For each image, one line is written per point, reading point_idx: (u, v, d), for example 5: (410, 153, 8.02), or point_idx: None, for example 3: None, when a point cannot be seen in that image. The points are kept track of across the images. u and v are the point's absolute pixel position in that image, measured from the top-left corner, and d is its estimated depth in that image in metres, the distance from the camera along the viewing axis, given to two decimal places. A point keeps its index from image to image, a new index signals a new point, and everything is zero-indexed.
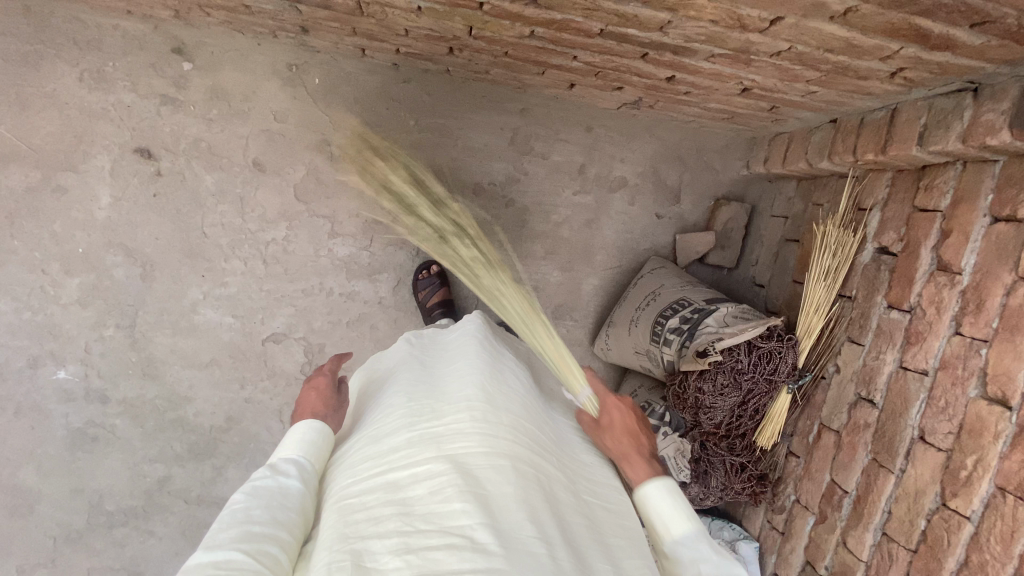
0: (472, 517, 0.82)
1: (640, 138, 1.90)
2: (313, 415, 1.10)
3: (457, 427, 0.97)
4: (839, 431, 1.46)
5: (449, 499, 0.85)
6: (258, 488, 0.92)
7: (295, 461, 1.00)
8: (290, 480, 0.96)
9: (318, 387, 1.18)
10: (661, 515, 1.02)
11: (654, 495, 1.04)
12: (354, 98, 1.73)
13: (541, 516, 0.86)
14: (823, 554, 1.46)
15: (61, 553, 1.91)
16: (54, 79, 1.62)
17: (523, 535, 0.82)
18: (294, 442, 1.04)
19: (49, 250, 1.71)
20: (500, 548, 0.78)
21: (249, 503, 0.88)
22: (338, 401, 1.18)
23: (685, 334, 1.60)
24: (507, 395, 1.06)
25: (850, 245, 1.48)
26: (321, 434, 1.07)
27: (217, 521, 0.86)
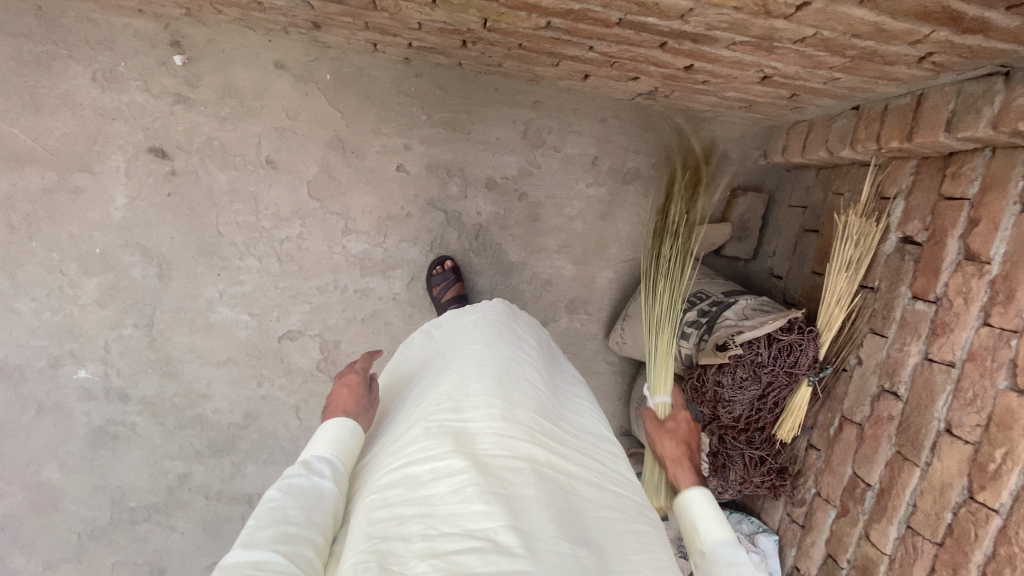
0: (496, 518, 0.78)
1: (655, 128, 1.87)
2: (344, 413, 1.07)
3: (476, 426, 0.95)
4: (861, 423, 1.44)
5: (471, 499, 0.81)
6: (294, 486, 0.89)
7: (328, 459, 0.98)
8: (324, 480, 0.93)
9: (350, 383, 1.14)
10: (700, 519, 1.05)
11: (698, 498, 1.08)
12: (365, 94, 1.72)
13: (565, 518, 0.83)
14: (845, 547, 1.44)
15: (85, 549, 1.94)
16: (68, 80, 1.63)
17: (548, 537, 0.79)
18: (326, 441, 1.01)
19: (66, 251, 1.72)
20: (525, 549, 0.75)
21: (286, 502, 0.86)
22: (370, 401, 1.14)
23: (704, 327, 1.58)
24: (524, 395, 1.05)
25: (873, 235, 1.45)
26: (352, 433, 1.04)
27: (252, 517, 0.83)
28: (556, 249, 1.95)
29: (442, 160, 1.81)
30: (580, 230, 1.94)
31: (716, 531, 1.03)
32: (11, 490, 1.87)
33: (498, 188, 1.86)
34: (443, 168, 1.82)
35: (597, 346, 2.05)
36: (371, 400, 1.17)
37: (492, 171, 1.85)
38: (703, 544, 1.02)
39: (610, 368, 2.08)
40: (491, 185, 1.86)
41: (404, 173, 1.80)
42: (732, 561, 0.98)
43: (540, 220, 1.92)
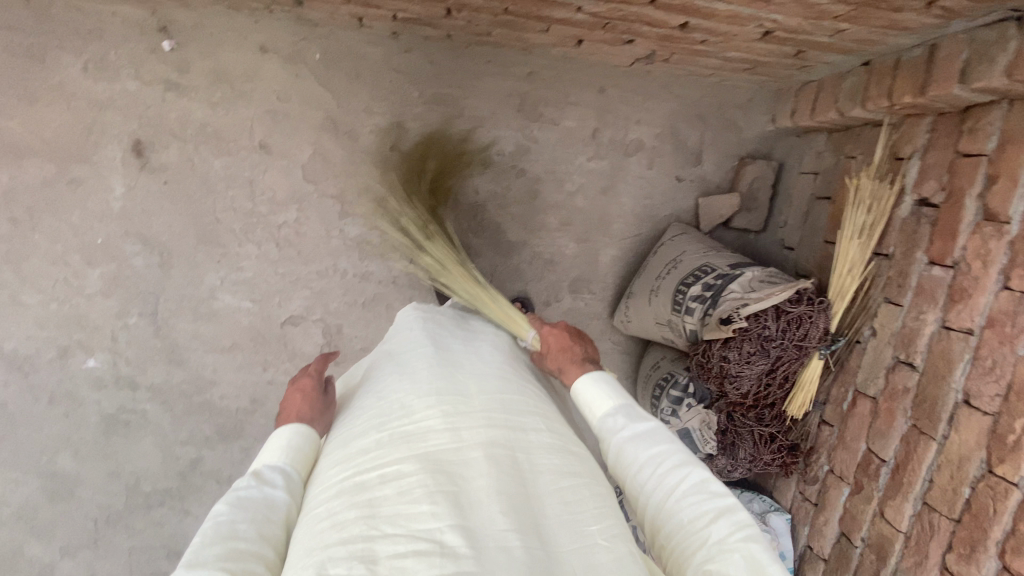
0: (441, 520, 0.85)
1: (656, 97, 1.80)
2: (298, 419, 1.13)
3: (426, 429, 1.01)
4: (876, 397, 1.38)
5: (417, 502, 0.88)
6: (243, 499, 0.94)
7: (280, 469, 1.03)
8: (275, 490, 0.99)
9: (303, 388, 1.22)
10: (592, 399, 1.20)
11: (586, 384, 1.23)
12: (356, 72, 1.69)
13: (512, 509, 0.90)
14: (859, 525, 1.39)
15: (104, 533, 2.00)
16: (60, 70, 1.63)
17: (492, 532, 0.86)
18: (278, 449, 1.06)
19: (69, 243, 1.75)
20: (468, 550, 0.82)
21: (234, 515, 0.91)
22: (324, 403, 1.21)
23: (708, 301, 1.52)
24: (476, 392, 1.11)
25: (886, 199, 1.37)
26: (305, 439, 1.10)
27: (198, 536, 0.87)
28: (557, 226, 1.91)
29: (437, 138, 1.77)
30: (581, 206, 1.89)
31: (605, 404, 1.18)
32: (29, 478, 1.93)
33: (495, 165, 1.82)
34: (438, 146, 1.78)
35: (602, 325, 2.01)
36: (328, 401, 1.24)
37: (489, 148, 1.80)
38: (599, 418, 1.18)
39: (616, 347, 2.04)
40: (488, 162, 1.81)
41: (399, 153, 1.77)
42: (620, 423, 1.14)
43: (540, 197, 1.87)
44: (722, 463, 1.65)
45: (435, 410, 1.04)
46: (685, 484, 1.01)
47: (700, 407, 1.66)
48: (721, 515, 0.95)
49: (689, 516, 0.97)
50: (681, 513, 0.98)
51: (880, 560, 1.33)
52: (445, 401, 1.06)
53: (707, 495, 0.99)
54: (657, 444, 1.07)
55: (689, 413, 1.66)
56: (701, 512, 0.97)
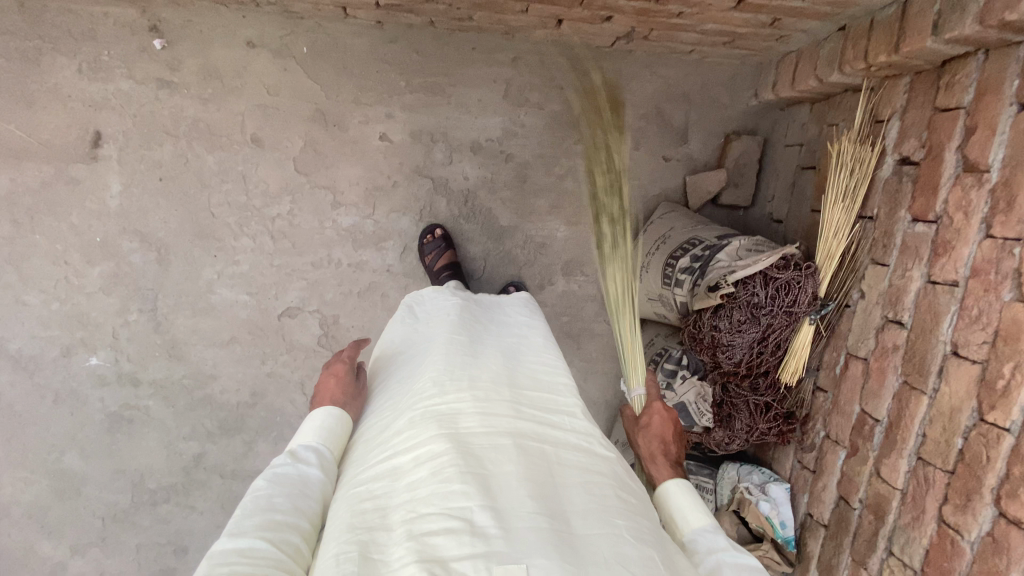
0: (473, 499, 0.82)
1: (640, 77, 1.82)
2: (332, 402, 1.12)
3: (458, 411, 0.98)
4: (867, 358, 1.38)
5: (449, 479, 0.84)
6: (281, 475, 0.94)
7: (315, 448, 1.03)
8: (311, 468, 0.99)
9: (337, 372, 1.19)
10: (681, 510, 1.08)
11: (675, 490, 1.12)
12: (343, 64, 1.72)
13: (543, 492, 0.87)
14: (857, 487, 1.39)
15: (110, 531, 2.03)
16: (55, 73, 1.67)
17: (523, 511, 0.82)
18: (313, 428, 1.06)
19: (69, 242, 1.78)
20: (499, 530, 0.78)
21: (272, 490, 0.91)
22: (356, 388, 1.19)
23: (697, 272, 1.53)
24: (508, 377, 1.10)
25: (868, 161, 1.39)
26: (339, 421, 1.09)
27: (240, 507, 0.88)
28: (548, 210, 1.92)
29: (425, 126, 1.80)
30: (570, 189, 1.91)
31: (697, 520, 1.05)
32: (36, 477, 1.95)
33: (483, 150, 1.85)
34: (426, 134, 1.81)
35: (597, 307, 2.03)
36: (361, 386, 1.22)
37: (477, 133, 1.83)
38: (688, 534, 1.04)
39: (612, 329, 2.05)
40: (476, 148, 1.84)
41: (388, 142, 1.80)
42: (712, 544, 0.99)
43: (529, 181, 1.89)
44: (719, 436, 1.65)
45: (468, 393, 1.02)
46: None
47: (694, 379, 1.65)
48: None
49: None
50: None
51: (878, 519, 1.33)
52: (478, 386, 1.05)
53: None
54: None
55: (683, 386, 1.65)
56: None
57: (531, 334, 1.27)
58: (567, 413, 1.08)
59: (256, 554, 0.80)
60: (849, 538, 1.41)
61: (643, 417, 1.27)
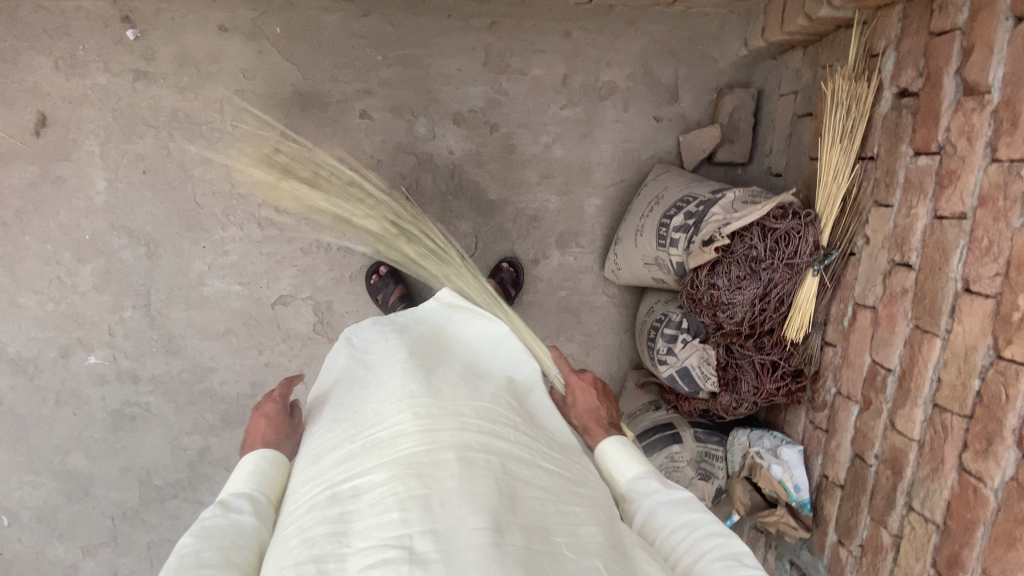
0: (412, 525, 0.80)
1: (624, 35, 1.76)
2: (263, 443, 1.11)
3: (399, 428, 0.93)
4: (875, 305, 1.31)
5: (388, 509, 0.82)
6: (210, 527, 0.91)
7: (247, 494, 1.00)
8: (243, 515, 0.96)
9: (268, 413, 1.19)
10: (617, 465, 1.11)
11: (611, 447, 1.14)
12: (319, 42, 1.70)
13: (488, 506, 0.84)
14: (871, 443, 1.32)
15: (122, 529, 2.05)
16: (32, 71, 1.67)
17: (465, 531, 0.79)
18: (245, 474, 1.04)
19: (59, 241, 1.79)
20: (439, 553, 0.77)
21: (199, 545, 0.87)
22: (289, 424, 1.19)
23: (691, 229, 1.44)
24: (454, 386, 1.04)
25: (865, 97, 1.32)
26: (272, 463, 1.07)
27: (164, 568, 0.84)
28: (537, 180, 1.88)
29: (406, 101, 1.77)
30: (559, 157, 1.86)
31: (631, 469, 1.10)
32: (44, 480, 1.98)
33: (467, 122, 1.81)
34: (407, 109, 1.78)
35: (595, 279, 1.97)
36: (296, 423, 1.22)
37: (459, 105, 1.79)
38: (625, 484, 1.09)
39: (611, 301, 1.99)
40: (459, 120, 1.81)
41: (369, 119, 1.77)
42: (647, 488, 1.05)
43: (516, 151, 1.85)
44: (725, 400, 1.59)
45: (408, 408, 0.96)
46: (714, 555, 0.93)
47: (696, 342, 1.58)
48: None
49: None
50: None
51: (895, 474, 1.26)
52: (420, 398, 0.98)
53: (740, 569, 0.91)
54: (686, 514, 0.99)
55: (685, 350, 1.59)
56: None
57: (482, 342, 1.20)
58: (513, 423, 1.03)
59: None
60: (866, 497, 1.34)
61: (568, 397, 1.27)
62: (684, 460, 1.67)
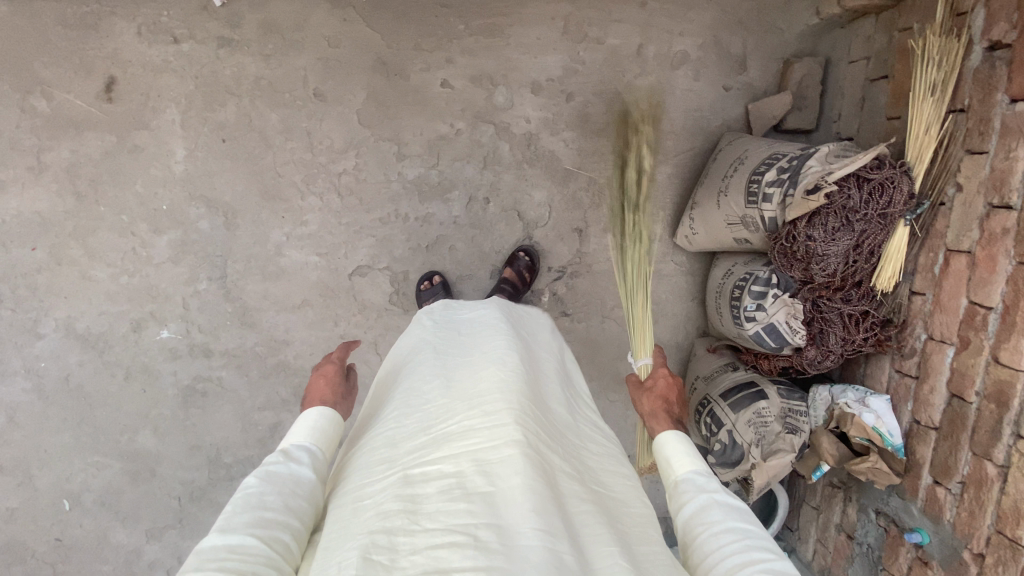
0: (478, 516, 0.80)
1: (697, 6, 1.83)
2: (322, 402, 1.07)
3: (469, 426, 0.96)
4: (970, 250, 1.39)
5: (456, 499, 0.83)
6: (273, 473, 0.90)
7: (307, 448, 0.99)
8: (302, 467, 0.94)
9: (327, 373, 1.15)
10: (674, 456, 1.10)
11: (671, 440, 1.13)
12: (402, 10, 1.72)
13: (549, 510, 0.83)
14: (972, 380, 1.39)
15: (187, 511, 1.98)
16: (115, 38, 1.67)
17: (525, 529, 0.79)
18: (305, 428, 1.02)
19: (135, 212, 1.76)
20: (502, 545, 0.76)
21: (264, 488, 0.87)
22: (347, 388, 1.15)
23: (787, 182, 1.49)
24: (519, 387, 1.05)
25: (955, 52, 1.39)
26: (331, 421, 1.05)
27: (230, 504, 0.84)
28: (611, 148, 1.91)
29: (485, 69, 1.80)
30: None
31: (689, 468, 1.08)
32: (108, 461, 1.91)
33: (544, 91, 1.84)
34: (486, 78, 1.81)
35: (665, 247, 2.01)
36: (350, 388, 1.18)
37: (537, 74, 1.83)
38: (680, 478, 1.07)
39: (680, 269, 2.03)
40: (537, 89, 1.84)
41: (449, 88, 1.80)
42: (702, 488, 1.03)
43: (590, 120, 1.88)
44: (811, 354, 1.63)
45: (476, 409, 0.99)
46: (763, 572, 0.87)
47: (785, 298, 1.60)
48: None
49: None
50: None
51: (1001, 406, 1.32)
52: (486, 399, 1.00)
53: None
54: (741, 521, 0.96)
55: (774, 306, 1.60)
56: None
57: (537, 358, 1.23)
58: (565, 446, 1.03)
59: (246, 552, 0.78)
60: (968, 434, 1.40)
61: (648, 381, 1.32)
62: (771, 415, 1.70)
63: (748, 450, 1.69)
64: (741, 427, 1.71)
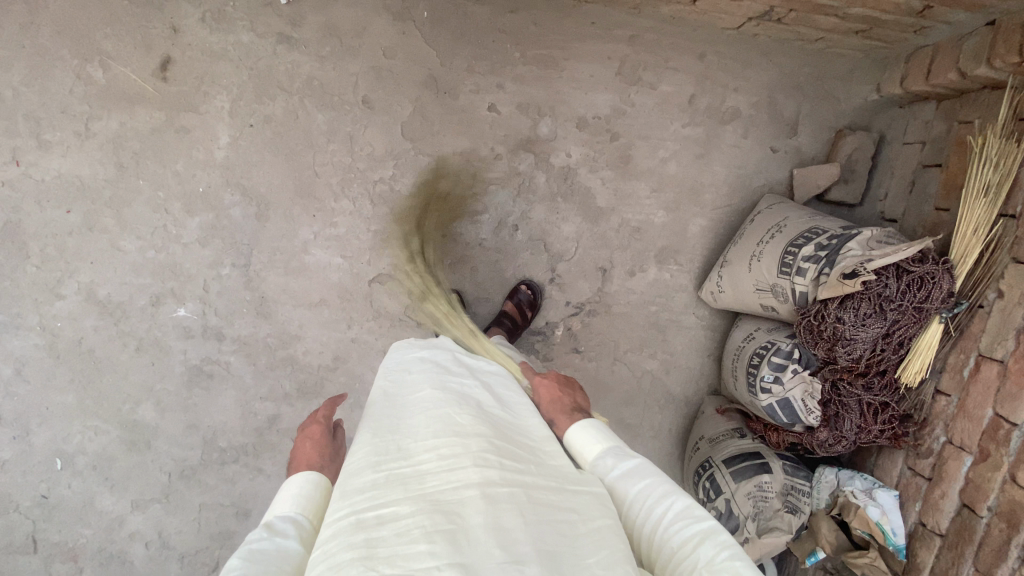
0: (439, 556, 0.76)
1: (756, 65, 1.80)
2: (308, 466, 1.07)
3: (424, 467, 0.93)
4: (1004, 360, 1.35)
5: (414, 540, 0.78)
6: (258, 551, 0.86)
7: (290, 518, 0.96)
8: (288, 539, 0.91)
9: (314, 435, 1.16)
10: (581, 444, 1.11)
11: (578, 430, 1.14)
12: (461, 31, 1.73)
13: (516, 541, 0.80)
14: (986, 495, 1.36)
15: (175, 488, 1.99)
16: (179, 19, 1.70)
17: (492, 565, 0.76)
18: (289, 497, 1.00)
19: (172, 190, 1.79)
20: None
21: (248, 568, 0.82)
22: (332, 449, 1.15)
23: (824, 261, 1.46)
24: (478, 425, 1.01)
25: (1015, 156, 1.35)
26: (316, 485, 1.03)
27: None
28: (647, 194, 1.89)
29: (534, 99, 1.80)
30: (673, 173, 1.88)
31: (594, 447, 1.09)
32: (107, 428, 1.93)
33: (589, 128, 1.83)
34: (534, 108, 1.80)
35: (687, 299, 1.98)
36: (337, 446, 1.19)
37: (584, 111, 1.82)
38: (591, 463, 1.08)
39: (699, 322, 2.00)
40: (582, 125, 1.83)
41: (496, 113, 1.80)
42: (607, 463, 1.05)
43: (632, 162, 1.87)
44: (823, 436, 1.58)
45: (433, 449, 0.96)
46: (674, 518, 0.91)
47: (804, 374, 1.57)
48: (713, 548, 0.86)
49: (684, 557, 0.87)
50: (676, 550, 0.88)
51: (1012, 527, 1.29)
52: (443, 439, 0.97)
53: (699, 524, 0.90)
54: (643, 479, 0.99)
55: (791, 381, 1.57)
56: (690, 546, 0.87)
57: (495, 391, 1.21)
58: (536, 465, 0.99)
59: None
60: (972, 548, 1.37)
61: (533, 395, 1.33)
62: (773, 490, 1.66)
63: (743, 523, 1.65)
64: (739, 497, 1.67)
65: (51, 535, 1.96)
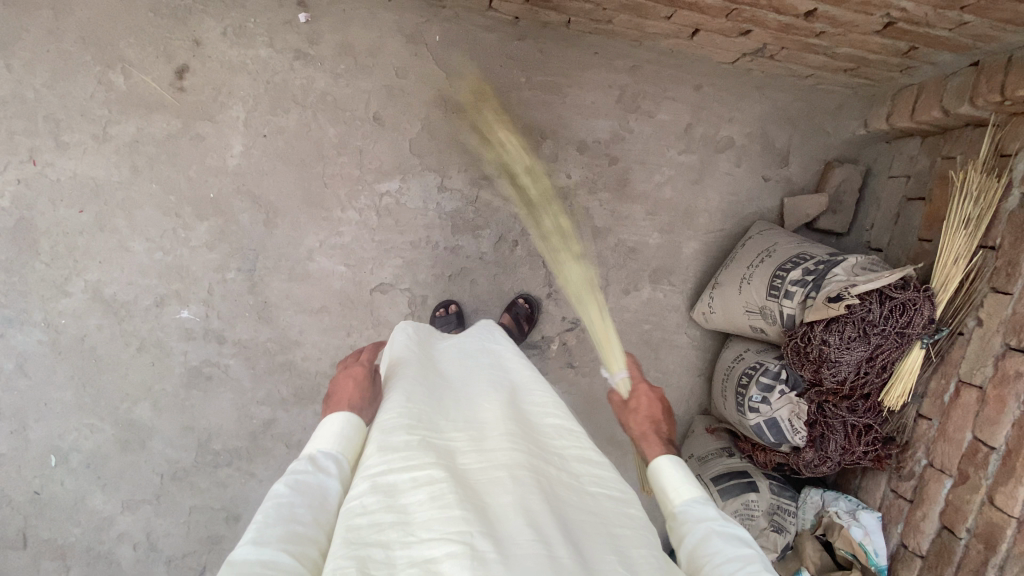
0: (473, 523, 0.78)
1: (750, 97, 1.89)
2: (348, 406, 1.04)
3: (453, 446, 0.97)
4: (982, 385, 1.40)
5: (449, 506, 0.81)
6: (303, 484, 0.88)
7: (332, 455, 0.96)
8: (328, 477, 0.92)
9: (355, 374, 1.11)
10: (672, 483, 1.09)
11: (666, 465, 1.12)
12: (470, 54, 1.81)
13: (541, 521, 0.83)
14: (964, 516, 1.40)
15: (166, 490, 2.00)
16: (201, 32, 1.77)
17: (522, 540, 0.79)
18: (331, 434, 0.99)
19: (184, 194, 1.84)
20: (499, 556, 0.75)
21: (294, 499, 0.85)
22: (374, 394, 1.10)
23: (810, 285, 1.53)
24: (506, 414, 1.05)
25: (994, 191, 1.42)
26: (356, 428, 1.01)
27: (259, 512, 0.82)
28: (643, 216, 1.96)
29: (537, 121, 1.88)
30: (669, 197, 1.95)
31: (689, 493, 1.07)
32: (102, 425, 1.94)
33: (589, 151, 1.91)
34: (537, 130, 1.88)
35: (680, 319, 2.03)
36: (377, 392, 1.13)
37: (585, 135, 1.90)
38: (679, 505, 1.06)
39: (692, 343, 2.05)
40: (583, 149, 1.91)
41: (500, 133, 1.87)
42: (701, 513, 1.02)
43: (630, 185, 1.94)
44: (809, 456, 1.62)
45: (462, 431, 1.00)
46: None
47: (790, 395, 1.61)
48: None
49: None
50: None
51: (989, 549, 1.33)
52: (473, 427, 1.02)
53: None
54: (739, 545, 0.94)
55: (778, 402, 1.61)
56: None
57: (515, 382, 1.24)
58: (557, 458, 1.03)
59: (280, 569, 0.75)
60: (952, 569, 1.40)
61: (630, 401, 1.28)
62: (758, 509, 1.70)
63: None
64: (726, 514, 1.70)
65: (39, 533, 1.95)
